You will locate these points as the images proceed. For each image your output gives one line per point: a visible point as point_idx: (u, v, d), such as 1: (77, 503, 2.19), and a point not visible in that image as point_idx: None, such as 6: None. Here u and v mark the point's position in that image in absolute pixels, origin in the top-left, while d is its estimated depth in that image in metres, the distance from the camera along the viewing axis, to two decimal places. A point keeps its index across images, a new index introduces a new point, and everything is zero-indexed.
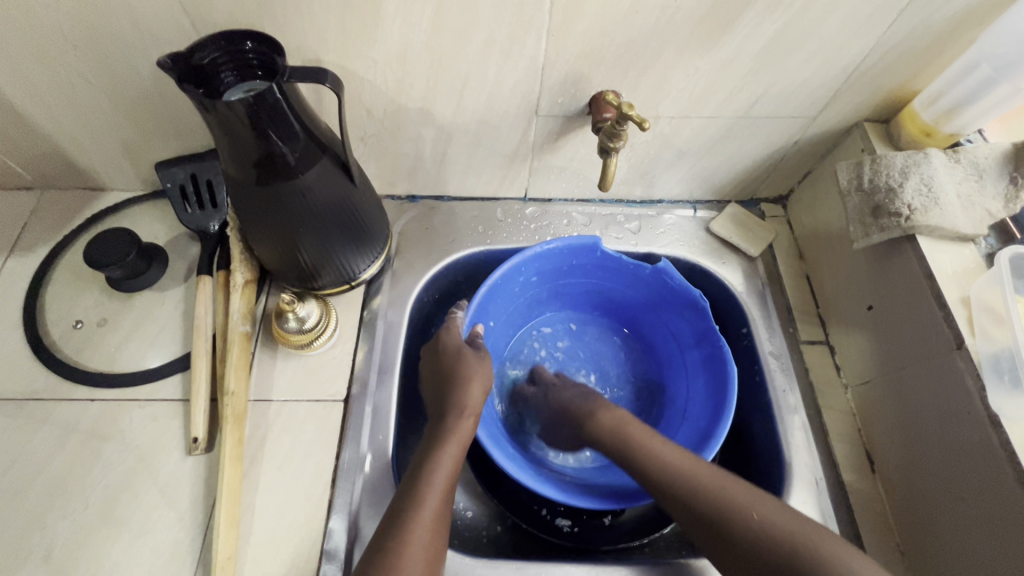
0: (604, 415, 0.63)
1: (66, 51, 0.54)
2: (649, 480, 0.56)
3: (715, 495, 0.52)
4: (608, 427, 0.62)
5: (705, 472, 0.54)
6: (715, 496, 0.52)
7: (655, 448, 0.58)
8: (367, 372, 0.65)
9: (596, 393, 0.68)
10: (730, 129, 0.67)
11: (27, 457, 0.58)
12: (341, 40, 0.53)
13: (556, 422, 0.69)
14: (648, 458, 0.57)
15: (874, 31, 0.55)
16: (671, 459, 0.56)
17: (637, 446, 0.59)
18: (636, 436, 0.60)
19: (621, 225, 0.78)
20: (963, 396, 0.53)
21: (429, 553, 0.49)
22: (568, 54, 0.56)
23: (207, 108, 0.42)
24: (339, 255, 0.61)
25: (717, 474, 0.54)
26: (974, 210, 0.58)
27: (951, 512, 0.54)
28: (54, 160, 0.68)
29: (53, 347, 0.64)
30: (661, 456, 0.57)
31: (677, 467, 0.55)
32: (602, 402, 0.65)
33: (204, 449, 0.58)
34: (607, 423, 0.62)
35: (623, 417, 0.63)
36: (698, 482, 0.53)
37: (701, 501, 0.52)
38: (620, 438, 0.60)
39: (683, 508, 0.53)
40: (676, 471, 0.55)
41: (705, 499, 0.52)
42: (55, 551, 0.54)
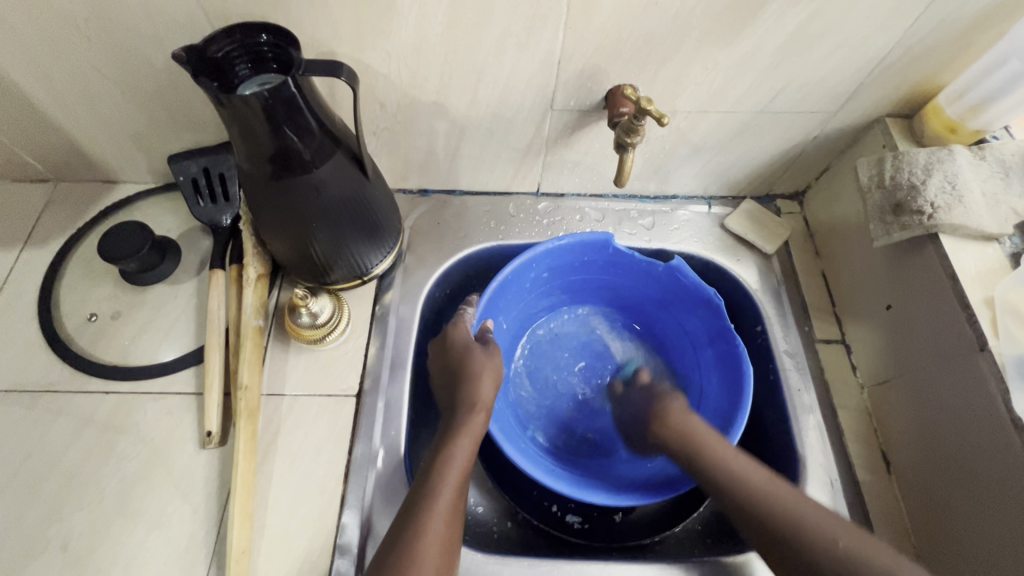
0: (680, 418, 0.63)
1: (80, 43, 0.53)
2: (723, 493, 0.56)
3: (799, 523, 0.52)
4: (681, 434, 0.62)
5: (786, 493, 0.54)
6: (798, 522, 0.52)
7: (730, 462, 0.57)
8: (379, 367, 0.65)
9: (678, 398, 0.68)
10: (749, 124, 0.66)
11: (43, 449, 0.59)
12: (355, 33, 0.53)
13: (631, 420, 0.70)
14: (724, 474, 0.57)
15: (901, 23, 0.54)
16: (749, 476, 0.56)
17: (710, 460, 0.58)
18: (709, 448, 0.59)
19: (635, 220, 0.77)
20: (984, 398, 0.52)
21: (443, 548, 0.49)
22: (585, 47, 0.55)
23: (223, 102, 0.42)
24: (353, 250, 0.61)
25: (797, 497, 0.54)
26: (998, 209, 0.57)
27: (971, 517, 0.53)
28: (67, 153, 0.68)
29: (68, 339, 0.64)
30: (737, 469, 0.56)
31: (756, 487, 0.55)
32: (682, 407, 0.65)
33: (218, 443, 0.59)
34: (678, 429, 0.62)
35: (700, 422, 0.63)
36: (781, 505, 0.53)
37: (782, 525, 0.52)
38: (694, 444, 0.60)
39: (758, 530, 0.53)
40: (754, 490, 0.55)
41: (788, 525, 0.52)
42: (72, 541, 0.55)
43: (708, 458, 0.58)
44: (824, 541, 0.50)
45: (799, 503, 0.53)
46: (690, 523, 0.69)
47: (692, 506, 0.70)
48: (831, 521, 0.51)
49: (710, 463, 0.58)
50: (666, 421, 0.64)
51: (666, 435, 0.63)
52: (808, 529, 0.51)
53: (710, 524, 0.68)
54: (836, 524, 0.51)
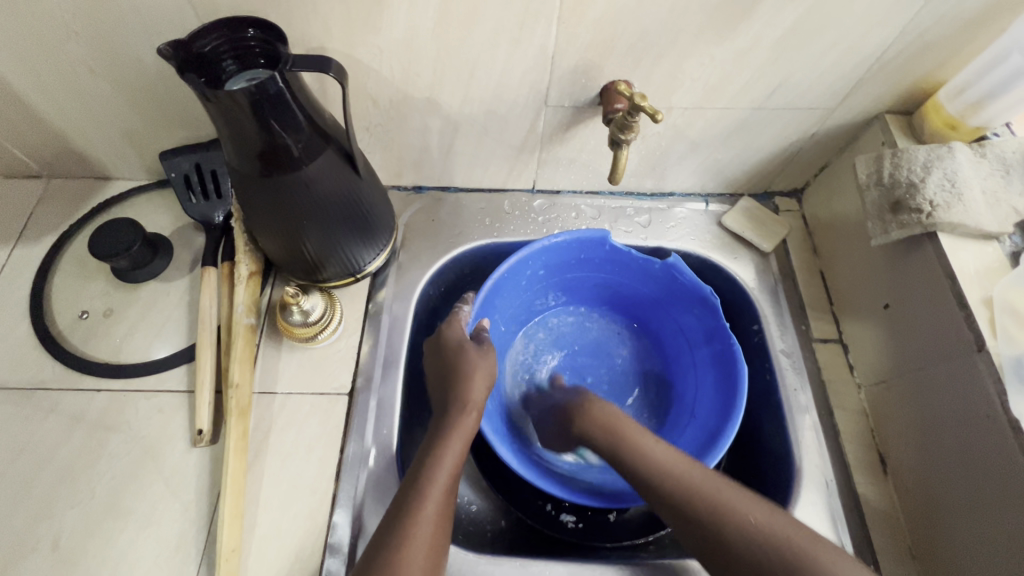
0: (599, 407, 0.63)
1: (68, 39, 0.53)
2: (641, 480, 0.55)
3: (715, 504, 0.51)
4: (600, 423, 0.61)
5: (704, 479, 0.53)
6: (710, 502, 0.51)
7: (649, 448, 0.57)
8: (371, 366, 0.64)
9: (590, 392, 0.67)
10: (746, 121, 0.65)
11: (35, 447, 0.59)
12: (345, 28, 0.52)
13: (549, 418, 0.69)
14: (642, 461, 0.56)
15: (900, 18, 0.53)
16: (666, 461, 0.55)
17: (630, 447, 0.58)
18: (630, 436, 0.59)
19: (631, 218, 0.76)
20: (982, 399, 0.51)
21: (430, 549, 0.48)
22: (579, 42, 0.54)
23: (209, 98, 0.42)
24: (345, 247, 0.60)
25: (712, 477, 0.53)
26: (998, 207, 0.56)
27: (967, 518, 0.52)
28: (59, 149, 0.68)
29: (59, 337, 0.64)
30: (654, 454, 0.56)
31: (674, 475, 0.54)
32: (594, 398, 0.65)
33: (209, 442, 0.58)
34: (597, 418, 0.62)
35: (618, 413, 0.62)
36: (696, 488, 0.52)
37: (700, 507, 0.51)
38: (614, 433, 0.60)
39: (677, 515, 0.52)
40: (672, 474, 0.54)
41: (705, 507, 0.51)
42: (63, 540, 0.55)
43: (628, 446, 0.58)
44: (736, 520, 0.49)
45: (715, 486, 0.52)
46: None
47: None
48: (741, 499, 0.51)
49: (630, 451, 0.57)
50: (582, 411, 0.63)
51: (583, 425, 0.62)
52: (724, 509, 0.50)
53: None
54: (751, 502, 0.50)
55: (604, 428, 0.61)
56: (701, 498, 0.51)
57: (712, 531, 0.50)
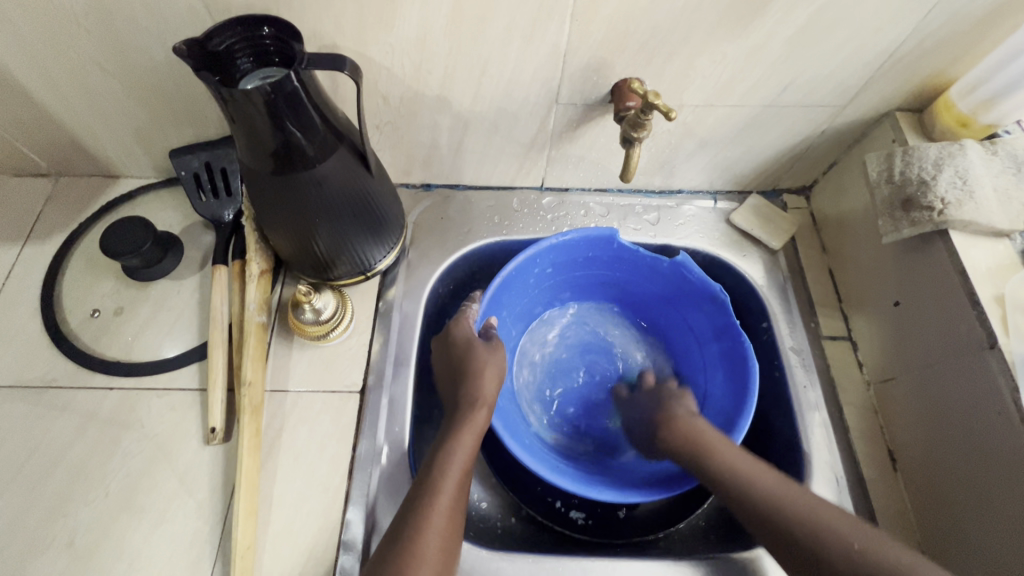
0: (689, 421, 0.62)
1: (79, 37, 0.53)
2: (733, 497, 0.55)
3: (812, 523, 0.51)
4: (689, 437, 0.60)
5: (781, 488, 0.54)
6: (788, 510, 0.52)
7: (739, 464, 0.56)
8: (382, 364, 0.65)
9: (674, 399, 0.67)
10: (757, 118, 0.65)
11: (48, 445, 0.59)
12: (358, 26, 0.52)
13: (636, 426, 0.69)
14: (732, 480, 0.55)
15: (913, 15, 0.53)
16: (756, 478, 0.55)
17: (718, 464, 0.57)
18: (714, 444, 0.58)
19: (639, 216, 0.76)
20: (993, 396, 0.51)
21: (444, 545, 0.49)
22: (591, 40, 0.54)
23: (225, 97, 0.42)
24: (356, 245, 0.60)
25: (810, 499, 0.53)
26: (1010, 205, 0.56)
27: (978, 514, 0.53)
28: (68, 147, 0.67)
29: (70, 335, 0.64)
30: (731, 461, 0.56)
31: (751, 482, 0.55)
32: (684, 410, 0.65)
33: (222, 439, 0.59)
34: (688, 431, 0.61)
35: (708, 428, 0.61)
36: (791, 508, 0.52)
37: (794, 527, 0.51)
38: (696, 443, 0.59)
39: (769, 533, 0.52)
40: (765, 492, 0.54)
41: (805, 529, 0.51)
42: (78, 537, 0.55)
43: (716, 464, 0.57)
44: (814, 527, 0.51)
45: (810, 506, 0.52)
46: (694, 520, 0.69)
47: (696, 502, 0.70)
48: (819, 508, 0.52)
49: (720, 470, 0.56)
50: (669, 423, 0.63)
51: (671, 436, 0.62)
52: (819, 530, 0.50)
53: (713, 520, 0.68)
54: (850, 526, 0.50)
55: (688, 437, 0.60)
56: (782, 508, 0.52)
57: (792, 538, 0.51)
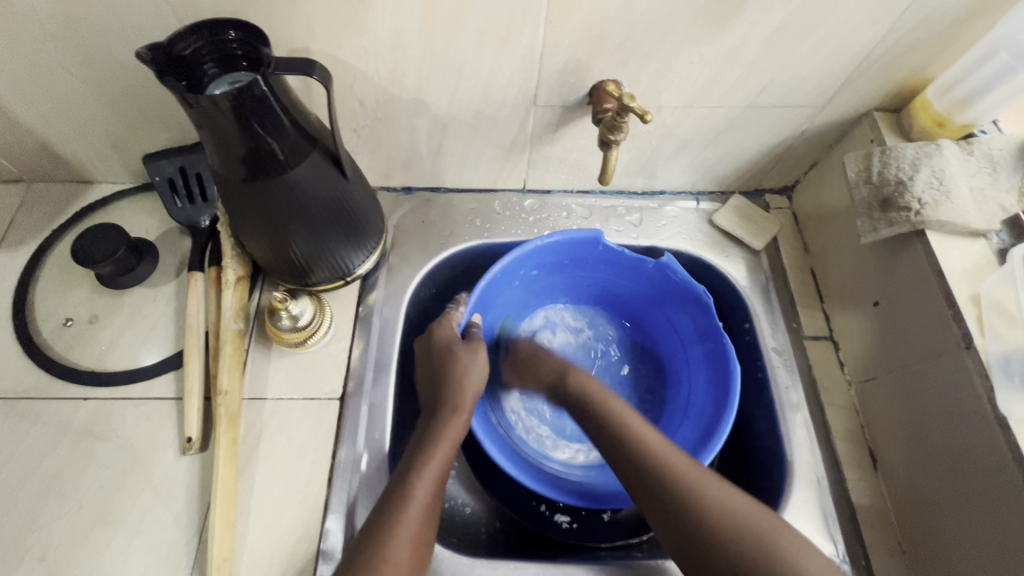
0: (590, 376, 0.65)
1: (45, 41, 0.51)
2: (620, 451, 0.56)
3: (620, 425, 0.58)
4: (583, 390, 0.64)
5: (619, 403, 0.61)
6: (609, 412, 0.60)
7: (632, 421, 0.58)
8: (363, 369, 0.64)
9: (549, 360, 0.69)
10: (735, 119, 0.65)
11: (19, 459, 0.58)
12: (330, 29, 0.51)
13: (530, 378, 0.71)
14: (617, 424, 0.58)
15: (887, 16, 0.53)
16: (647, 436, 0.56)
17: (615, 418, 0.59)
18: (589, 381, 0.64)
19: (622, 217, 0.76)
20: (970, 396, 0.52)
21: (413, 549, 0.48)
22: (566, 41, 0.54)
23: (190, 102, 0.41)
24: (332, 250, 0.59)
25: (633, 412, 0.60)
26: (985, 204, 0.57)
27: (956, 515, 0.53)
28: (39, 153, 0.66)
29: (43, 345, 0.63)
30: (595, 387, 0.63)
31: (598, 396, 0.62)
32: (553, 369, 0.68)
33: (198, 449, 0.58)
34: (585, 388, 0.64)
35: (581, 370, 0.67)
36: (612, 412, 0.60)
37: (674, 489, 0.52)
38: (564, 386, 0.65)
39: (648, 490, 0.53)
40: (653, 452, 0.55)
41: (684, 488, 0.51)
42: (50, 551, 0.54)
43: (611, 417, 0.59)
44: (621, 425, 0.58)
45: (693, 468, 0.53)
46: None
47: None
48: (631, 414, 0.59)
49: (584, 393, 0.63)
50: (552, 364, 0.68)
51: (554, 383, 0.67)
52: (697, 489, 0.51)
53: None
54: (723, 490, 0.51)
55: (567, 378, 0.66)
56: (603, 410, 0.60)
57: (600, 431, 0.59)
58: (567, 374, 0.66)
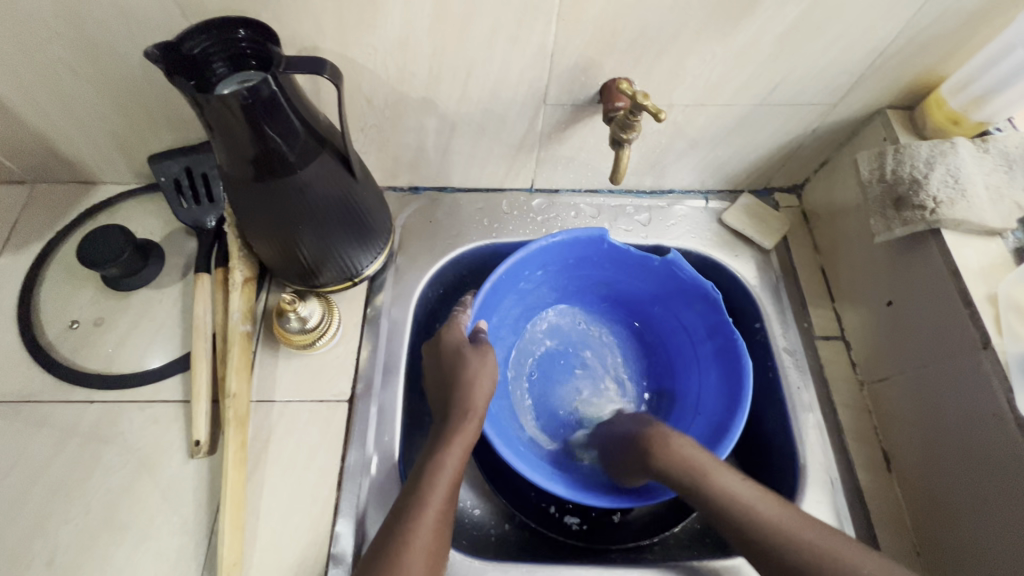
0: (683, 441, 0.58)
1: (49, 41, 0.51)
2: (730, 525, 0.52)
3: (730, 497, 0.53)
4: (682, 464, 0.56)
5: (718, 469, 0.55)
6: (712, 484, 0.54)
7: (743, 493, 0.53)
8: (371, 371, 0.63)
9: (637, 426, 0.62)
10: (747, 118, 0.64)
11: (26, 463, 0.57)
12: (339, 27, 0.51)
13: (614, 452, 0.64)
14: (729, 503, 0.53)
15: (903, 12, 0.52)
16: (757, 505, 0.52)
17: (720, 488, 0.54)
18: (672, 442, 0.58)
19: (631, 216, 0.75)
20: (987, 397, 0.51)
21: (428, 556, 0.48)
22: (578, 39, 0.53)
23: (200, 102, 0.40)
24: (340, 251, 0.59)
25: (735, 478, 0.54)
26: (1001, 203, 0.56)
27: (974, 517, 0.52)
28: (42, 153, 0.65)
29: (48, 348, 0.62)
30: (683, 451, 0.57)
31: (691, 462, 0.56)
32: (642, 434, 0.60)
33: (206, 452, 0.57)
34: (682, 459, 0.56)
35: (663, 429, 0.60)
36: (716, 484, 0.54)
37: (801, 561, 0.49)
38: (646, 451, 0.58)
39: (782, 569, 0.49)
40: (765, 522, 0.51)
41: (806, 553, 0.49)
42: (58, 556, 0.53)
43: (716, 491, 0.54)
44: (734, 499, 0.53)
45: (805, 526, 0.50)
46: (689, 523, 0.68)
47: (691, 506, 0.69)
48: (736, 482, 0.54)
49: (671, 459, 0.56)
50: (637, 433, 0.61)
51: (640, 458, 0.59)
52: (830, 564, 0.48)
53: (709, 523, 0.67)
54: (844, 546, 0.49)
55: (647, 443, 0.59)
56: (705, 483, 0.54)
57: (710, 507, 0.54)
58: (655, 438, 0.59)
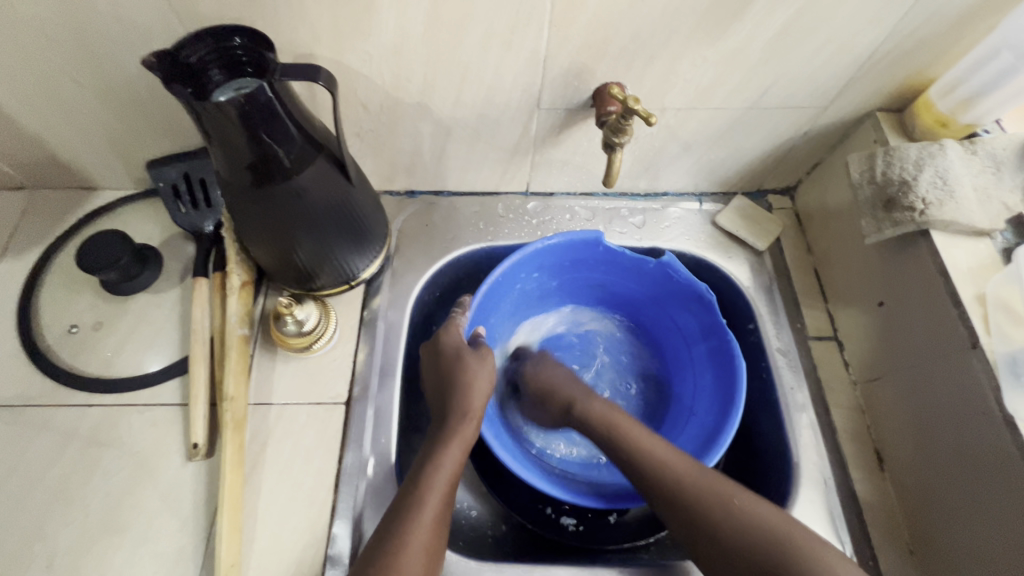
0: (597, 402, 0.63)
1: (50, 49, 0.52)
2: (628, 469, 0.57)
3: (629, 442, 0.58)
4: (595, 417, 0.62)
5: (624, 422, 0.60)
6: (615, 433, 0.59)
7: (641, 439, 0.58)
8: (368, 374, 0.64)
9: (557, 383, 0.67)
10: (738, 121, 0.65)
11: (26, 466, 0.58)
12: (334, 34, 0.51)
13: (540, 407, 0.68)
14: (627, 447, 0.58)
15: (890, 16, 0.53)
16: (652, 449, 0.56)
17: (621, 436, 0.59)
18: (585, 399, 0.64)
19: (625, 219, 0.76)
20: (977, 396, 0.52)
21: (426, 557, 0.48)
22: (570, 45, 0.54)
23: (196, 108, 0.41)
24: (336, 255, 0.60)
25: (637, 427, 0.59)
26: (990, 204, 0.57)
27: (966, 516, 0.53)
28: (43, 160, 0.66)
29: (48, 353, 0.63)
30: (593, 407, 0.63)
31: (599, 416, 0.62)
32: (563, 395, 0.65)
33: (204, 455, 0.58)
34: (592, 413, 0.62)
35: (579, 385, 0.66)
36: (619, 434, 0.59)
37: (681, 492, 0.53)
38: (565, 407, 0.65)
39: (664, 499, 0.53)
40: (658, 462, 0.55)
41: (689, 490, 0.53)
42: (57, 559, 0.54)
43: (621, 441, 0.58)
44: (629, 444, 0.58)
45: (694, 467, 0.54)
46: None
47: None
48: (636, 430, 0.59)
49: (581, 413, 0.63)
50: (551, 390, 0.67)
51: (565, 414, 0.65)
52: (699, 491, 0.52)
53: None
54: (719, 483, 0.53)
55: (562, 399, 0.65)
56: (612, 433, 0.60)
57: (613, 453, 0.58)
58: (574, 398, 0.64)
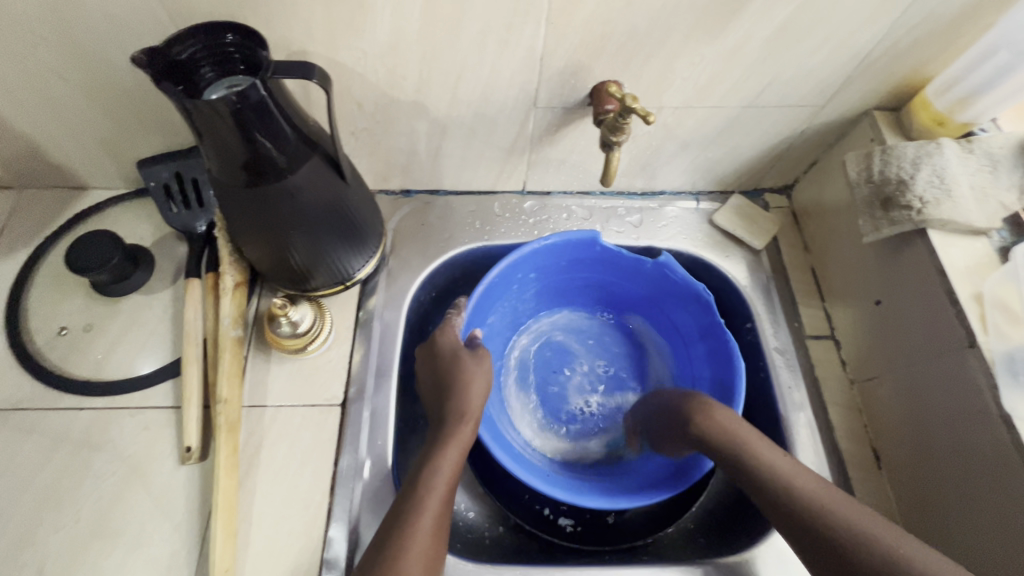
0: (719, 413, 0.58)
1: (36, 46, 0.51)
2: (772, 499, 0.53)
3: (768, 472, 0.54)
4: (720, 435, 0.57)
5: (761, 445, 0.55)
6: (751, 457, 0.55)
7: (782, 467, 0.53)
8: (363, 376, 0.63)
9: (673, 399, 0.64)
10: (736, 119, 0.65)
11: (15, 470, 0.57)
12: (327, 32, 0.51)
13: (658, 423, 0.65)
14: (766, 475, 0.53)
15: (888, 15, 0.53)
16: (796, 480, 0.52)
17: (757, 462, 0.54)
18: (711, 411, 0.59)
19: (622, 218, 0.75)
20: (974, 395, 0.52)
21: (426, 561, 0.48)
22: (567, 42, 0.53)
23: (188, 107, 0.40)
24: (331, 255, 0.59)
25: (775, 454, 0.55)
26: (987, 203, 0.57)
27: (964, 515, 0.53)
28: (30, 158, 0.65)
29: (38, 355, 0.62)
30: (719, 420, 0.58)
31: (731, 434, 0.57)
32: (680, 407, 0.61)
33: (198, 459, 0.57)
34: (719, 431, 0.57)
35: (696, 398, 0.61)
36: (759, 460, 0.54)
37: (834, 532, 0.49)
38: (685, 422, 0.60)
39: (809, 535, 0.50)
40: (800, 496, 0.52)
41: (838, 530, 0.49)
42: (48, 565, 0.53)
43: (758, 466, 0.54)
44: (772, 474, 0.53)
45: (858, 512, 0.50)
46: (683, 523, 0.69)
47: (683, 508, 0.69)
48: (776, 457, 0.54)
49: (707, 429, 0.58)
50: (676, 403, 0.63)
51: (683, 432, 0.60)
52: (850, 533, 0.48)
53: (703, 526, 0.68)
54: (874, 526, 0.49)
55: (682, 414, 0.61)
56: (748, 457, 0.55)
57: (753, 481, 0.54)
58: (694, 414, 0.59)
